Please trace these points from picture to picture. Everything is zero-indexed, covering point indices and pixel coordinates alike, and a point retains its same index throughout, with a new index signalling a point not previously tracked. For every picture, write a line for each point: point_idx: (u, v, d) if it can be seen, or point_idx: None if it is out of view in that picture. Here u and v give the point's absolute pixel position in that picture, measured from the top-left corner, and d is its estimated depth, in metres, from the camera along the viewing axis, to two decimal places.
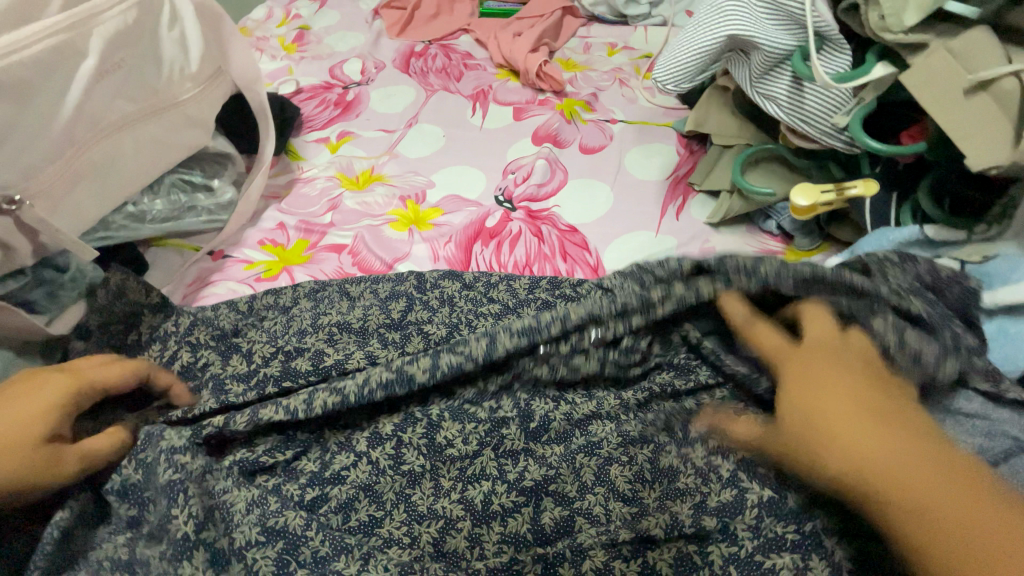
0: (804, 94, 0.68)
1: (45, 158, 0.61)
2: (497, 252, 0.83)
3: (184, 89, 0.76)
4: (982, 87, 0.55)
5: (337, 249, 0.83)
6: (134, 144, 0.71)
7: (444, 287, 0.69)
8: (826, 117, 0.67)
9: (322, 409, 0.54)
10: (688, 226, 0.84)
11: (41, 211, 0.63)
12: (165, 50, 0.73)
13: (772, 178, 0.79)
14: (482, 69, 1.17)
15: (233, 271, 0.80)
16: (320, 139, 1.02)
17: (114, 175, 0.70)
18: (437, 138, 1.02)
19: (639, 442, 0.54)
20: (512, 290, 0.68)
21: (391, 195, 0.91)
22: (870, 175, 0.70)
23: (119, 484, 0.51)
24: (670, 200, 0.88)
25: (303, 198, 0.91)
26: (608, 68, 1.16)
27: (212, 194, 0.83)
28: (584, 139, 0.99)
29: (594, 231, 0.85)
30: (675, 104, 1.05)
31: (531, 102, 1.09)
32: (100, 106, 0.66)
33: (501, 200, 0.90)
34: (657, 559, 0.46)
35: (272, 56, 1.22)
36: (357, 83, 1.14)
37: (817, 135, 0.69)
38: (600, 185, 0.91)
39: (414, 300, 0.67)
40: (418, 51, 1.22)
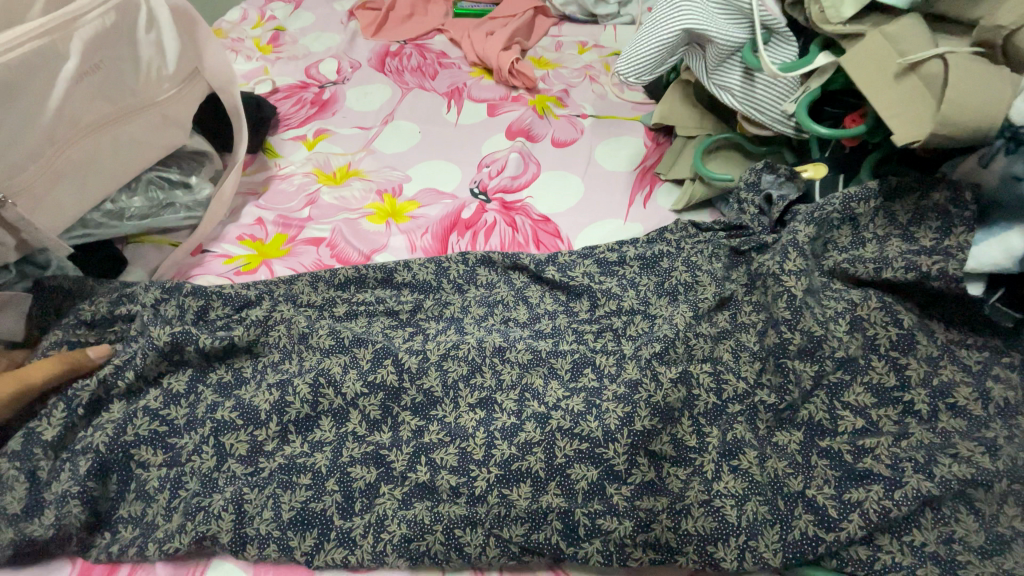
0: (755, 83, 0.73)
1: (28, 158, 0.62)
2: (473, 241, 0.86)
3: (162, 90, 0.76)
4: (911, 69, 0.60)
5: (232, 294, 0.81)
6: (114, 143, 0.72)
7: (425, 288, 0.74)
8: (775, 105, 0.72)
9: (330, 394, 0.62)
10: (654, 213, 0.88)
11: (22, 209, 0.63)
12: (142, 52, 0.73)
13: (731, 166, 0.83)
14: (456, 67, 1.20)
15: (212, 265, 0.81)
16: (296, 136, 1.04)
17: (96, 175, 0.71)
18: (413, 134, 1.04)
19: (612, 413, 0.58)
20: (471, 289, 0.74)
21: (368, 188, 0.93)
22: (820, 159, 0.75)
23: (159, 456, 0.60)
24: (637, 189, 0.91)
25: (281, 194, 0.92)
26: (579, 66, 1.20)
27: (190, 191, 0.84)
28: (555, 133, 1.02)
29: (565, 220, 0.88)
30: (643, 99, 1.09)
31: (505, 98, 1.12)
32: (81, 106, 0.67)
33: (476, 192, 0.93)
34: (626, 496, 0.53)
35: (248, 57, 1.23)
36: (333, 82, 1.16)
37: (769, 121, 0.73)
38: (571, 176, 0.94)
39: (388, 303, 0.72)
40: (393, 51, 1.24)
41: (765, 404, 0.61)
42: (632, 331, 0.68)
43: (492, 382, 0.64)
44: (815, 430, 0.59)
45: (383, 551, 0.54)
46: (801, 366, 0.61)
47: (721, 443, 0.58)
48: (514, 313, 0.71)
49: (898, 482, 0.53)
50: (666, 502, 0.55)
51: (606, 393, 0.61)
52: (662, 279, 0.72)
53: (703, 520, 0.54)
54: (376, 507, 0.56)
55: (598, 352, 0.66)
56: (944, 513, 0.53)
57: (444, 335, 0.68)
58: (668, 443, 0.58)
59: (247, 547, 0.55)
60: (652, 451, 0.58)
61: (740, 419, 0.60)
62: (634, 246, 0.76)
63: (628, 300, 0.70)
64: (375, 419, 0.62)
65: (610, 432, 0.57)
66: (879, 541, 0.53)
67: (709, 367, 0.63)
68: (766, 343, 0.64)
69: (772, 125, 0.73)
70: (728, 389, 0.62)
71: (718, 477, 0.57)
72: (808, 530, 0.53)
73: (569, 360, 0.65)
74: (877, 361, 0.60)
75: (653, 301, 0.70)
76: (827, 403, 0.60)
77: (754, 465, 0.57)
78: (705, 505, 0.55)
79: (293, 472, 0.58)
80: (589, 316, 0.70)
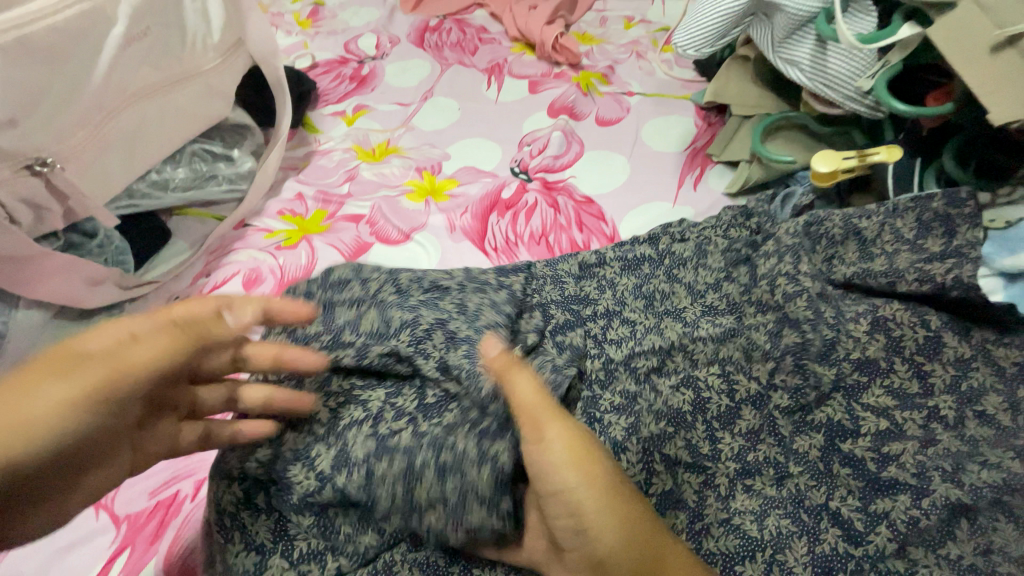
0: (827, 56, 0.68)
1: (76, 124, 0.62)
2: (513, 222, 0.83)
3: (207, 59, 0.75)
4: (1010, 43, 0.54)
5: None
6: (158, 112, 0.72)
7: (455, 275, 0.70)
8: (849, 81, 0.67)
9: None
10: (705, 197, 0.84)
11: (70, 174, 0.63)
12: (188, 19, 0.72)
13: (794, 147, 0.78)
14: (497, 43, 1.16)
15: (253, 239, 0.80)
16: (336, 112, 1.02)
17: (140, 144, 0.71)
18: (452, 111, 1.02)
19: (673, 422, 0.55)
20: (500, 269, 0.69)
21: (407, 166, 0.91)
22: (893, 142, 0.70)
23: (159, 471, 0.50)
24: (687, 170, 0.87)
25: (320, 169, 0.91)
26: (625, 41, 1.14)
27: (232, 164, 0.84)
28: (600, 111, 0.98)
29: (610, 201, 0.85)
30: (693, 77, 1.04)
31: (547, 75, 1.08)
32: (128, 73, 0.66)
33: (517, 171, 0.90)
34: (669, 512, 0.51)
35: (287, 31, 1.21)
36: (372, 58, 1.14)
37: (841, 99, 0.69)
38: (616, 156, 0.90)
39: (395, 281, 0.58)
40: (433, 26, 1.20)
41: (820, 420, 0.55)
42: (664, 327, 0.61)
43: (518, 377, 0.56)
44: (882, 435, 0.53)
45: (373, 555, 0.49)
46: (865, 378, 0.56)
47: (766, 458, 0.54)
48: (543, 284, 0.66)
49: (925, 490, 0.50)
50: (715, 507, 0.52)
51: (662, 397, 0.57)
52: (641, 282, 0.65)
53: (748, 525, 0.50)
54: (364, 546, 0.49)
55: (641, 354, 0.59)
56: (980, 523, 0.49)
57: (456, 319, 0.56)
58: (701, 437, 0.55)
59: (231, 546, 0.48)
60: (696, 460, 0.54)
61: (786, 413, 0.56)
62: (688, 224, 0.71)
63: (605, 302, 0.64)
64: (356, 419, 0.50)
65: (639, 421, 0.54)
66: (913, 554, 0.49)
67: (772, 366, 0.57)
68: (825, 343, 0.57)
69: (844, 102, 0.69)
70: (773, 399, 0.56)
71: (759, 479, 0.53)
72: (837, 545, 0.49)
73: (600, 363, 0.59)
74: (945, 366, 0.55)
75: (630, 303, 0.64)
76: (845, 405, 0.55)
77: (817, 464, 0.53)
78: (762, 513, 0.51)
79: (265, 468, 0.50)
80: (627, 309, 0.64)
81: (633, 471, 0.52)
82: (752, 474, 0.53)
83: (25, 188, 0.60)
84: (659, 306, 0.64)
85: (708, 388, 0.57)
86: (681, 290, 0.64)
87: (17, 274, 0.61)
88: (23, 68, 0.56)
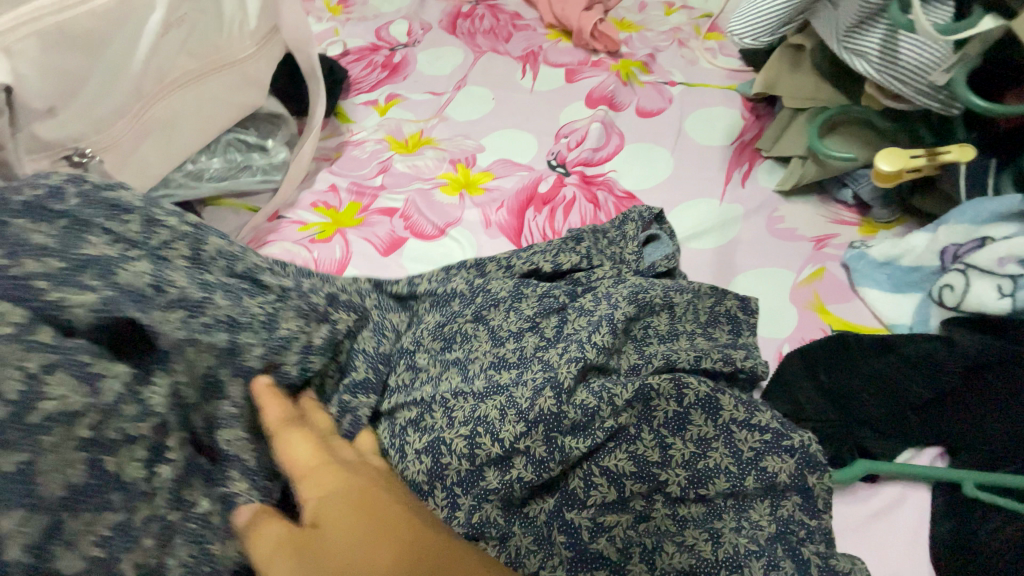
0: (900, 46, 0.63)
1: (115, 113, 0.60)
2: (550, 218, 0.80)
3: (243, 47, 0.74)
4: None
5: None
6: (195, 101, 0.70)
7: (465, 261, 0.64)
8: (923, 73, 0.62)
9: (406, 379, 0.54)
10: (754, 194, 0.79)
11: (109, 165, 0.62)
12: (225, 6, 0.70)
13: (854, 143, 0.74)
14: (532, 30, 1.12)
15: (288, 232, 0.79)
16: (368, 101, 1.00)
17: (177, 135, 0.69)
18: (486, 101, 0.99)
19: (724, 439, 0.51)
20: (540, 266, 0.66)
21: (441, 158, 0.89)
22: (966, 140, 0.65)
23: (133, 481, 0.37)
24: (734, 166, 0.83)
25: (353, 160, 0.90)
26: (666, 28, 1.10)
27: (266, 154, 0.83)
28: (640, 102, 0.94)
29: (651, 197, 0.81)
30: (739, 66, 0.99)
31: (584, 63, 1.04)
32: (165, 62, 0.64)
33: (554, 164, 0.87)
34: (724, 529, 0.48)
35: (318, 17, 1.18)
36: (404, 45, 1.11)
37: (912, 93, 0.64)
38: (658, 150, 0.87)
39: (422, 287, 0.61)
40: (466, 12, 1.17)
41: (800, 447, 0.50)
42: (693, 338, 0.60)
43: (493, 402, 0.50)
44: None
45: None
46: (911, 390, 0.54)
47: (796, 480, 0.50)
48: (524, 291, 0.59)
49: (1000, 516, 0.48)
50: (740, 540, 0.47)
51: (658, 415, 0.52)
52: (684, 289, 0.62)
53: (785, 563, 0.46)
54: None
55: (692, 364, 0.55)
56: None
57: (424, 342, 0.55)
58: (725, 458, 0.50)
59: None
60: (703, 495, 0.49)
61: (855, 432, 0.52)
62: (634, 224, 0.69)
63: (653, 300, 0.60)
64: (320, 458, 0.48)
65: (664, 441, 0.51)
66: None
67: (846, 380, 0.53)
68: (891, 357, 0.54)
69: (916, 97, 0.64)
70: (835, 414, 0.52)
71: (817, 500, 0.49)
72: None
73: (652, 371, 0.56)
74: (1019, 386, 0.53)
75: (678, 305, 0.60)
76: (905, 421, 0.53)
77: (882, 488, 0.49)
78: (778, 540, 0.48)
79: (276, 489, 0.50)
80: (672, 324, 0.60)
81: (683, 485, 0.49)
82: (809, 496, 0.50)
83: (65, 178, 0.59)
84: (698, 312, 0.62)
85: (695, 401, 0.52)
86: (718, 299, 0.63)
87: None
88: (64, 57, 0.54)
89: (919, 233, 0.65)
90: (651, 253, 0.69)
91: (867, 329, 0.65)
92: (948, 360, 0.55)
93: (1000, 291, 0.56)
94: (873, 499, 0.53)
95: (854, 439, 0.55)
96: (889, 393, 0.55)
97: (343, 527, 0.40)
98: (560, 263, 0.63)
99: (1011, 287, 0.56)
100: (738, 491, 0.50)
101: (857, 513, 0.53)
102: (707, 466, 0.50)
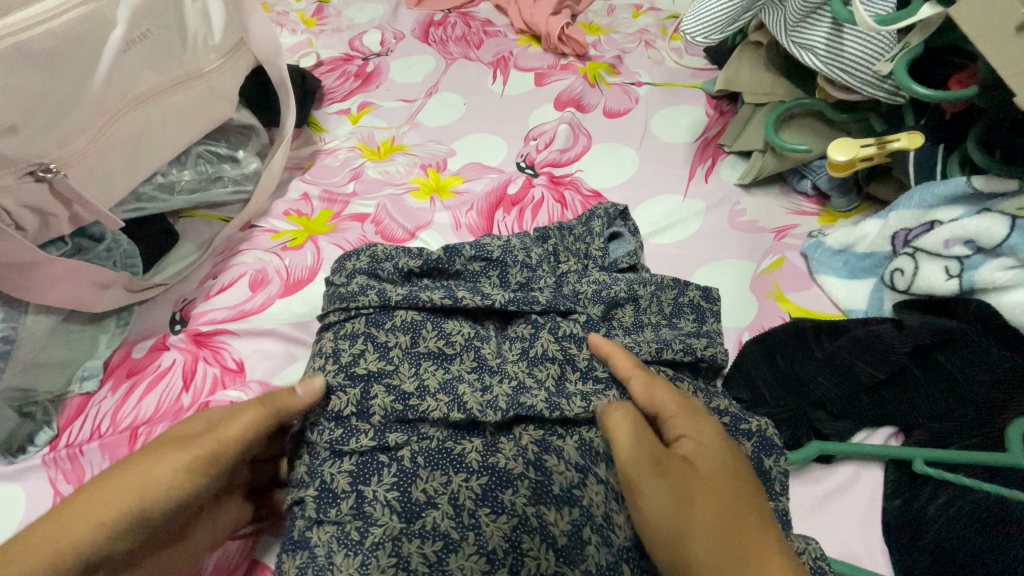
0: (844, 39, 0.65)
1: (79, 129, 0.61)
2: (519, 218, 0.82)
3: (208, 60, 0.75)
4: None
5: (212, 346, 0.70)
6: (161, 114, 0.71)
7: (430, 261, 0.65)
8: (867, 65, 0.64)
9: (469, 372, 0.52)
10: (717, 188, 0.81)
11: (74, 180, 0.63)
12: (189, 22, 0.71)
13: (811, 136, 0.76)
14: (502, 36, 1.14)
15: (260, 240, 0.80)
16: (341, 110, 1.01)
17: (143, 147, 0.71)
18: (457, 106, 1.00)
19: None
20: None
21: (412, 164, 0.90)
22: (914, 127, 0.67)
23: None
24: (698, 162, 0.85)
25: (326, 168, 0.91)
26: (633, 30, 1.12)
27: (238, 165, 0.84)
28: (608, 103, 0.96)
29: (618, 195, 0.83)
30: (704, 65, 1.01)
31: (553, 67, 1.06)
32: (128, 76, 0.65)
33: (523, 166, 0.89)
34: None
35: (292, 30, 1.19)
36: (377, 54, 1.13)
37: (859, 84, 0.66)
38: (625, 149, 0.88)
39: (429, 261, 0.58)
40: (437, 20, 1.19)
41: (753, 429, 0.52)
42: (659, 330, 0.61)
43: (590, 388, 0.53)
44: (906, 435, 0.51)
45: None
46: (864, 368, 0.56)
47: (753, 462, 0.51)
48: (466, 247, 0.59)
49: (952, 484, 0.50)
50: None
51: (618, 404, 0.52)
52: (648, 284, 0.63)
53: None
54: None
55: (653, 356, 0.56)
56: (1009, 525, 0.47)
57: (516, 330, 0.57)
58: None
59: None
60: None
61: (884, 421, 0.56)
62: (600, 220, 0.70)
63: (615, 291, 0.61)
64: (433, 453, 0.48)
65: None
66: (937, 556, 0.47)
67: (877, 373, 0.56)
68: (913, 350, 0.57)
69: (863, 87, 0.66)
70: None
71: (772, 482, 0.50)
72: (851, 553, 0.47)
73: None
74: (963, 361, 0.55)
75: (639, 297, 0.61)
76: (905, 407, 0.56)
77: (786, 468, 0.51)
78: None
79: (330, 496, 0.47)
80: (635, 320, 0.61)
81: None
82: (765, 478, 0.50)
83: (29, 194, 0.59)
84: (660, 304, 0.63)
85: None
86: (685, 288, 0.65)
87: (20, 280, 0.61)
88: (24, 73, 0.55)
89: (871, 221, 0.67)
90: (620, 247, 0.70)
91: (825, 315, 0.68)
92: (899, 341, 0.56)
93: (948, 272, 0.59)
94: (826, 479, 0.56)
95: (810, 422, 0.57)
96: (844, 373, 0.57)
97: (694, 519, 0.42)
98: None
99: (958, 268, 0.59)
100: None
101: (809, 493, 0.56)
102: None
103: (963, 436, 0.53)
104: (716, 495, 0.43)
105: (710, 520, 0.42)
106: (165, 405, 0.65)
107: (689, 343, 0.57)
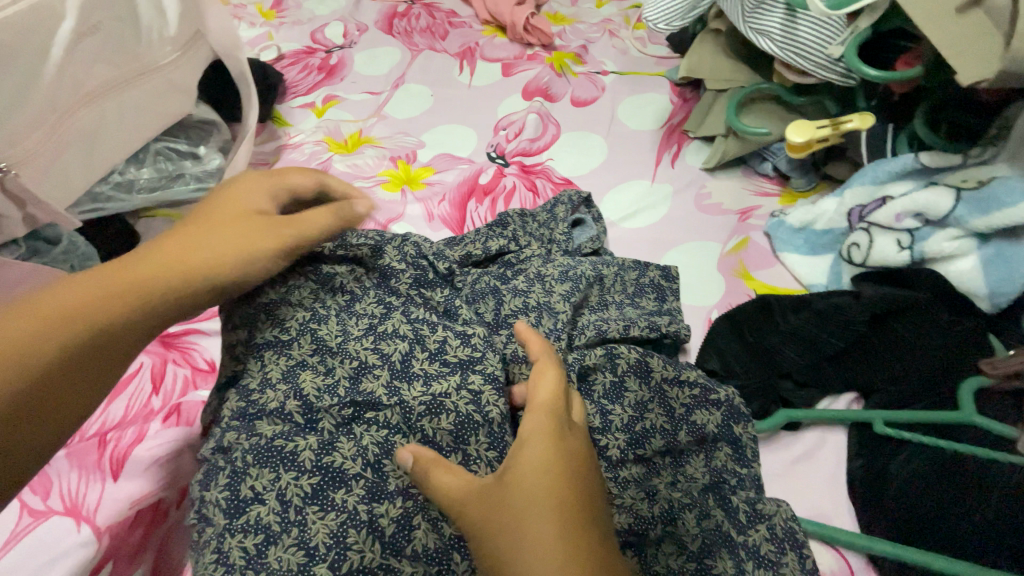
0: (798, 25, 0.68)
1: (30, 125, 0.59)
2: (491, 208, 0.82)
3: (163, 53, 0.72)
4: (976, 4, 0.53)
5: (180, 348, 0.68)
6: (117, 109, 0.69)
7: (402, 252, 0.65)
8: (820, 48, 0.66)
9: (424, 360, 0.51)
10: (683, 173, 0.83)
11: (25, 179, 0.60)
12: (142, 14, 0.68)
13: (770, 120, 0.79)
14: (468, 26, 1.13)
15: None
16: (305, 104, 0.99)
17: (98, 144, 0.68)
18: (424, 98, 0.99)
19: (656, 405, 0.53)
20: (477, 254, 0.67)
21: (381, 156, 0.89)
22: (865, 109, 0.70)
23: (223, 489, 0.44)
24: (664, 148, 0.87)
25: (292, 162, 0.89)
26: (597, 20, 1.13)
27: (199, 161, 0.82)
28: (575, 91, 0.97)
29: (588, 181, 0.84)
30: (666, 54, 1.03)
31: (520, 57, 1.06)
32: (80, 70, 0.62)
33: (493, 156, 0.89)
34: (659, 483, 0.51)
35: (250, 22, 1.16)
36: (340, 47, 1.11)
37: (812, 67, 0.68)
38: (592, 136, 0.89)
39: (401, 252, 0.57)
40: (401, 11, 1.17)
41: (724, 399, 0.54)
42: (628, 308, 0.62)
43: (433, 369, 0.50)
44: None
45: None
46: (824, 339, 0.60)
47: (724, 431, 0.53)
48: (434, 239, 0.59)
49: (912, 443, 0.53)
50: (675, 495, 0.50)
51: (595, 387, 0.54)
52: (616, 268, 0.65)
53: (715, 511, 0.49)
54: None
55: (623, 334, 0.58)
56: (963, 476, 0.50)
57: (365, 307, 0.53)
58: (660, 418, 0.53)
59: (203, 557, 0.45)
60: (642, 456, 0.52)
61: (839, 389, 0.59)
62: (564, 208, 0.71)
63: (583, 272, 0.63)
64: (264, 451, 0.45)
65: (604, 408, 0.53)
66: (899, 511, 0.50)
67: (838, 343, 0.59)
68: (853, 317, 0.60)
69: (816, 70, 0.67)
70: None
71: (744, 448, 0.52)
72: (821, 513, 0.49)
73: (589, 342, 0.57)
74: (916, 326, 0.58)
75: (606, 279, 0.63)
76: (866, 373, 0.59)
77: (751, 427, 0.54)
78: (711, 491, 0.51)
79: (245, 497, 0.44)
80: (604, 300, 0.63)
81: (621, 445, 0.51)
82: (738, 444, 0.53)
83: None
84: (628, 284, 0.65)
85: (627, 368, 0.54)
86: (651, 270, 0.67)
87: None
88: None
89: (828, 199, 0.70)
90: (588, 231, 0.71)
91: (788, 291, 0.70)
92: (857, 312, 0.59)
93: (900, 245, 0.63)
94: (794, 445, 0.59)
95: (777, 391, 0.60)
96: (808, 344, 0.60)
97: (513, 523, 0.37)
98: (488, 248, 0.64)
99: (909, 240, 0.62)
100: (673, 447, 0.52)
101: (779, 459, 0.58)
102: (644, 426, 0.53)
103: (918, 398, 0.56)
104: (542, 495, 0.38)
105: (526, 527, 0.37)
106: (136, 409, 0.62)
107: (654, 320, 0.60)
